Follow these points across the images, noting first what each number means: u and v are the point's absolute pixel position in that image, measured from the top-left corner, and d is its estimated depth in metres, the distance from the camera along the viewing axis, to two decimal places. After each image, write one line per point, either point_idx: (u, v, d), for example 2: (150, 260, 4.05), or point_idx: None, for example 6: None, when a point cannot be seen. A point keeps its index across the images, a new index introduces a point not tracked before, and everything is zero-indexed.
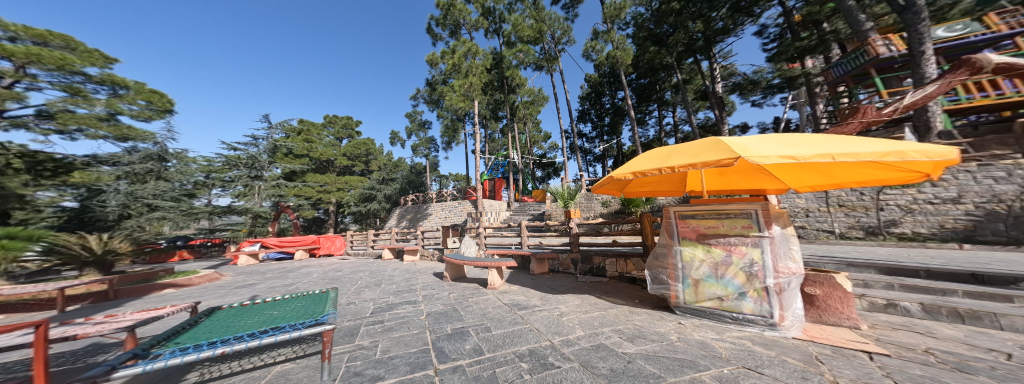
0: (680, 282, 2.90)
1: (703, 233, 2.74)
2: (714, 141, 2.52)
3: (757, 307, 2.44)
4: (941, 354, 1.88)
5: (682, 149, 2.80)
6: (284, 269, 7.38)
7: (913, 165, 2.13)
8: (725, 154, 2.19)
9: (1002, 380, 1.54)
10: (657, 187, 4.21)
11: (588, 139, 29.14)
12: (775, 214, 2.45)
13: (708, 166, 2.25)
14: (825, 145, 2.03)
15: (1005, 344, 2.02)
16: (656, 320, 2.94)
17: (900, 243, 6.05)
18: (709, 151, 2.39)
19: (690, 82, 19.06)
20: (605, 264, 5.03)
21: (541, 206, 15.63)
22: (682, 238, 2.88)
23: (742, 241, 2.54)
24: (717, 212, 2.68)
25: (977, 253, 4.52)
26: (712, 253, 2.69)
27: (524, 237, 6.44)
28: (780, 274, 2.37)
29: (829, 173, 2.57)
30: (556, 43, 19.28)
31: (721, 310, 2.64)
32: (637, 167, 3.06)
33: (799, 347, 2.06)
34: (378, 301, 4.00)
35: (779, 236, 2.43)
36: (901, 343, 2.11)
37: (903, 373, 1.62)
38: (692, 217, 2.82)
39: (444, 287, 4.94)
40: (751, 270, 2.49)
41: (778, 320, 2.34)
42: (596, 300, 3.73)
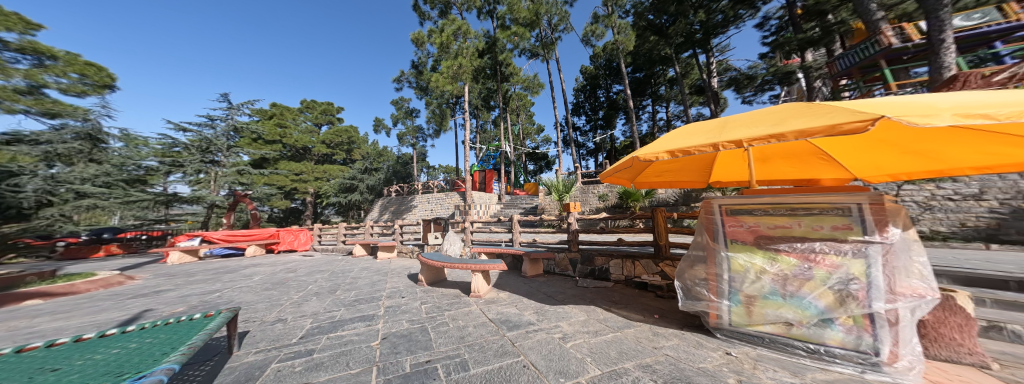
0: (727, 299, 2.15)
1: (766, 235, 2.04)
2: (801, 106, 1.76)
3: (853, 341, 1.72)
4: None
5: (744, 120, 2.03)
6: (223, 269, 6.18)
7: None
8: (840, 118, 1.43)
9: None
10: (678, 176, 3.46)
11: (582, 132, 28.56)
12: (890, 210, 1.72)
13: (811, 136, 1.48)
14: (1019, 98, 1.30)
15: None
16: (691, 347, 2.19)
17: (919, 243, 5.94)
18: (800, 117, 1.65)
19: (686, 76, 18.70)
20: (609, 266, 4.27)
21: (533, 199, 14.91)
22: (733, 240, 2.16)
23: (833, 247, 1.82)
24: (790, 206, 1.97)
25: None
26: (780, 262, 1.97)
27: (514, 233, 5.58)
28: (895, 297, 1.66)
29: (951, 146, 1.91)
30: (552, 30, 18.58)
31: (789, 339, 1.91)
32: (673, 144, 2.24)
33: None
34: (319, 318, 3.05)
35: (898, 242, 1.69)
36: None
37: None
38: (750, 213, 2.11)
39: (416, 294, 4.00)
40: (847, 290, 1.75)
41: (887, 361, 1.63)
42: (605, 314, 2.93)
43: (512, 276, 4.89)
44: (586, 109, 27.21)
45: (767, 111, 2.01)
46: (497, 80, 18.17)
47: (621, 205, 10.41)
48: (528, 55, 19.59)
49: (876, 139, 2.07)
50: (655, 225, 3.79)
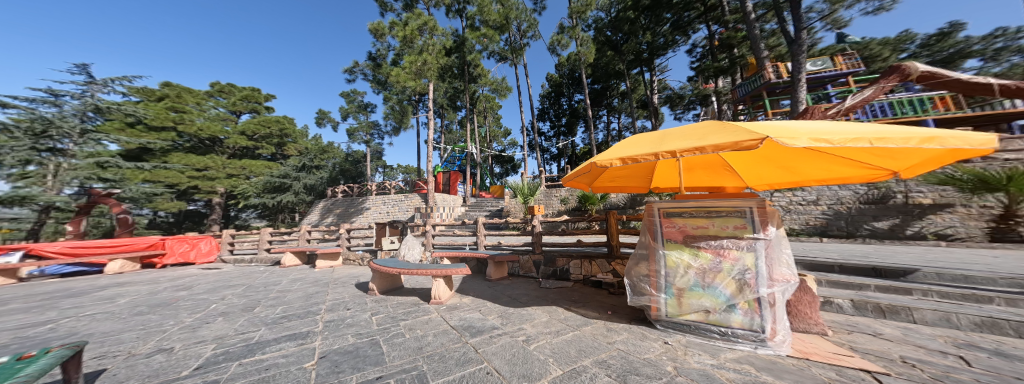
0: (663, 292, 2.44)
1: (691, 235, 2.36)
2: (718, 124, 2.09)
3: (749, 323, 2.10)
4: (918, 364, 1.74)
5: (678, 133, 2.31)
6: (73, 293, 4.76)
7: (904, 153, 2.08)
8: (742, 135, 1.74)
9: None
10: (628, 181, 3.80)
11: (546, 137, 29.39)
12: (770, 212, 2.17)
13: (722, 150, 1.78)
14: (852, 128, 1.77)
15: (937, 342, 2.08)
16: (638, 340, 2.41)
17: (797, 239, 7.67)
18: (715, 133, 1.96)
19: (634, 91, 20.69)
20: (569, 266, 4.49)
21: (500, 202, 14.89)
22: (666, 239, 2.46)
23: (735, 243, 2.20)
24: (707, 210, 2.32)
25: (877, 251, 5.43)
26: (700, 258, 2.31)
27: (479, 236, 5.48)
28: (774, 282, 2.08)
29: (814, 163, 2.50)
30: (521, 35, 18.87)
31: (707, 325, 2.25)
32: (622, 153, 2.44)
33: (805, 372, 1.70)
34: (226, 342, 2.56)
35: (775, 238, 2.14)
36: (874, 351, 1.94)
37: None
38: (680, 215, 2.42)
39: (365, 305, 3.65)
40: (743, 278, 2.15)
41: (771, 335, 2.03)
42: (566, 314, 3.06)
43: (475, 280, 4.80)
44: (550, 115, 28.10)
45: (692, 127, 2.34)
46: (464, 80, 17.71)
47: (581, 207, 11.04)
48: (497, 58, 19.69)
49: (764, 155, 2.59)
50: (608, 226, 4.09)
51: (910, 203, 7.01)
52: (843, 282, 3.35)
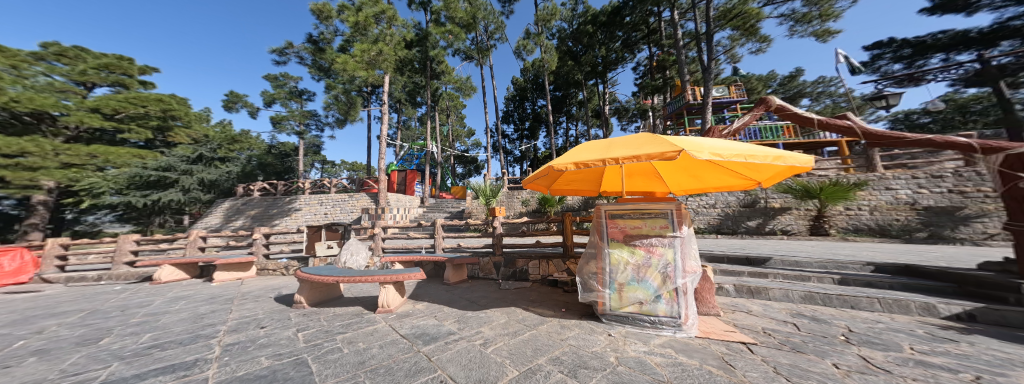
0: (608, 287, 2.76)
1: (629, 234, 2.76)
2: (649, 137, 2.48)
3: (671, 309, 2.52)
4: (773, 333, 2.47)
5: (621, 142, 2.59)
6: None
7: (769, 169, 2.81)
8: (665, 147, 2.16)
9: (826, 358, 1.97)
10: (580, 186, 4.02)
11: (510, 140, 29.62)
12: (684, 215, 2.67)
13: (652, 159, 2.14)
14: (735, 147, 2.39)
15: (784, 314, 2.97)
16: (587, 334, 2.55)
17: (718, 238, 8.90)
18: (651, 145, 2.32)
19: (590, 101, 21.86)
20: (528, 267, 4.53)
21: (461, 203, 14.69)
22: (611, 239, 2.82)
23: (660, 241, 2.65)
24: (641, 212, 2.74)
25: (777, 248, 6.54)
26: (636, 254, 2.72)
27: (439, 239, 5.30)
28: (687, 273, 2.57)
29: (714, 174, 3.18)
30: (487, 37, 18.81)
31: (640, 315, 2.62)
32: (575, 158, 2.59)
33: (706, 349, 2.15)
34: (68, 378, 1.96)
35: (688, 236, 2.65)
36: (748, 325, 2.70)
37: (784, 366, 1.86)
38: (621, 217, 2.81)
39: (291, 321, 3.17)
40: (665, 271, 2.60)
41: (687, 318, 2.48)
42: (523, 314, 3.09)
43: (431, 284, 4.59)
44: (515, 118, 28.42)
45: (631, 138, 2.68)
46: (425, 76, 17.14)
47: (541, 210, 11.39)
48: (462, 56, 19.37)
49: (687, 164, 3.03)
50: (564, 227, 4.24)
51: (767, 206, 9.16)
52: (729, 270, 4.54)
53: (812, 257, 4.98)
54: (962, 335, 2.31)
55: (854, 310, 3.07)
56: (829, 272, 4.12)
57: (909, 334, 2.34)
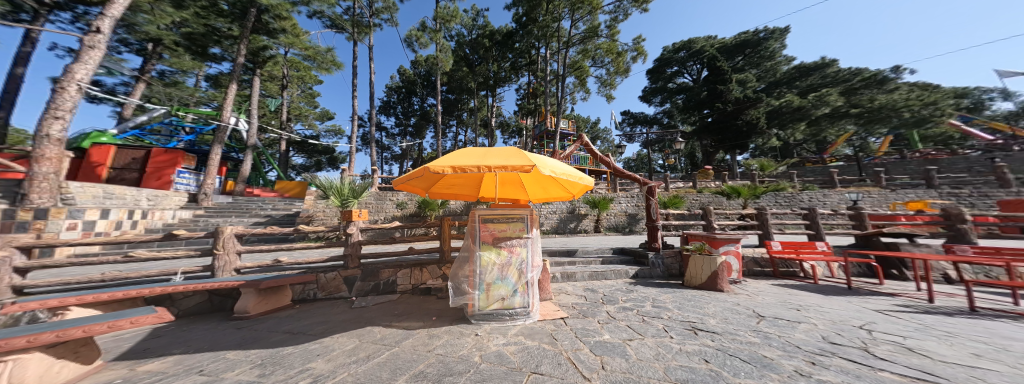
0: (477, 289, 2.89)
1: (497, 237, 2.99)
2: (516, 151, 2.82)
3: (525, 301, 2.99)
4: (578, 307, 3.88)
5: (495, 152, 2.78)
6: None
7: (581, 189, 3.88)
8: (526, 162, 2.53)
9: (608, 325, 3.13)
10: (453, 190, 3.97)
11: (388, 134, 26.77)
12: (536, 219, 3.22)
13: (516, 171, 2.45)
14: (564, 167, 3.14)
15: (585, 293, 4.62)
16: (455, 339, 2.53)
17: (562, 239, 11.12)
18: (517, 158, 2.66)
19: (480, 110, 22.53)
20: (396, 277, 4.11)
21: (292, 205, 11.52)
22: (482, 242, 2.95)
23: (519, 241, 3.05)
24: (507, 216, 3.04)
25: (598, 246, 8.81)
26: (501, 255, 2.99)
27: (230, 258, 3.80)
28: (535, 267, 3.12)
29: (550, 189, 4.02)
30: (372, 14, 16.62)
31: (502, 310, 2.93)
32: (453, 161, 2.53)
33: (542, 329, 2.77)
34: None
35: (537, 237, 3.20)
36: (566, 305, 4.01)
37: (588, 338, 2.70)
38: (492, 222, 3.00)
39: None
40: (521, 267, 3.04)
41: (535, 307, 3.03)
42: (384, 332, 2.71)
43: (196, 327, 3.03)
44: (397, 111, 25.85)
45: (502, 150, 2.92)
46: (262, 31, 12.94)
47: (418, 213, 10.86)
48: (334, 25, 16.03)
49: (542, 177, 3.58)
50: (442, 232, 4.08)
51: (578, 213, 13.15)
52: (557, 261, 6.40)
53: (595, 248, 7.93)
54: (635, 287, 5.05)
55: (606, 279, 5.71)
56: (598, 257, 6.87)
57: (626, 293, 4.65)
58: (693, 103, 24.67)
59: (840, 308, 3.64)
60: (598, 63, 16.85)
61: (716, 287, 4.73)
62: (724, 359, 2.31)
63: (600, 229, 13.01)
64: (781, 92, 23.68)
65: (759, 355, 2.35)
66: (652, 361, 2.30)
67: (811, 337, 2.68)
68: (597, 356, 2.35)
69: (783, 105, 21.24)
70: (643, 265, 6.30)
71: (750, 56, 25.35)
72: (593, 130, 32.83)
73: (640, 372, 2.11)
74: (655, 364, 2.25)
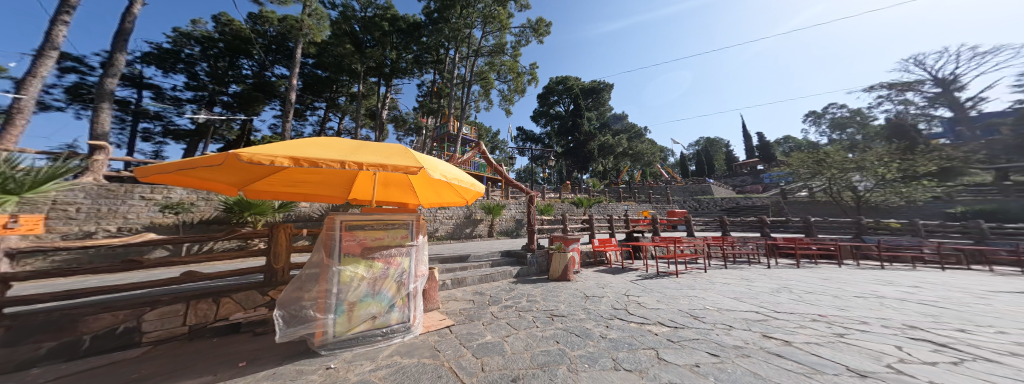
0: (333, 312, 2.33)
1: (368, 246, 2.51)
2: (402, 149, 2.48)
3: (403, 316, 2.65)
4: (464, 312, 3.79)
5: (372, 148, 2.36)
6: None
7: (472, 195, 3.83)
8: (411, 163, 2.22)
9: (489, 326, 3.19)
10: (312, 187, 3.22)
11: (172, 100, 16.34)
12: (422, 226, 2.93)
13: (397, 171, 2.10)
14: (456, 171, 3.01)
15: (470, 298, 4.59)
16: (292, 379, 1.94)
17: (445, 244, 10.98)
18: (401, 158, 2.31)
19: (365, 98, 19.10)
20: (146, 322, 2.67)
21: None
22: (344, 254, 2.39)
23: (399, 249, 2.66)
24: (385, 222, 2.62)
25: (482, 250, 9.05)
26: (373, 268, 2.52)
27: None
28: (419, 277, 2.83)
29: (440, 194, 3.82)
30: None
31: (372, 331, 2.49)
32: (304, 151, 1.97)
33: (422, 344, 2.53)
34: None
35: (422, 244, 2.92)
36: (451, 311, 3.84)
37: (470, 342, 2.67)
38: (362, 228, 2.50)
39: None
40: (400, 279, 2.66)
41: (415, 321, 2.74)
42: None
43: None
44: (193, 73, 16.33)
45: (381, 147, 2.51)
46: None
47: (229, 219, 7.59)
48: None
49: (436, 181, 3.36)
50: (272, 246, 3.09)
51: (474, 218, 13.44)
52: (447, 268, 6.15)
53: (485, 252, 8.13)
54: (515, 285, 5.47)
55: (493, 280, 5.92)
56: (485, 260, 7.09)
57: (508, 293, 4.87)
58: (562, 130, 31.57)
59: (648, 288, 5.05)
60: (501, 77, 17.92)
61: (563, 278, 5.84)
62: (569, 339, 2.84)
63: (493, 233, 13.86)
64: (610, 132, 32.30)
65: (585, 327, 3.17)
66: (524, 352, 2.51)
67: (609, 307, 3.95)
68: (478, 358, 2.32)
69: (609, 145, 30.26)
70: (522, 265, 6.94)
71: (598, 99, 33.21)
72: (493, 140, 34.67)
73: (513, 365, 2.22)
74: (525, 354, 2.47)
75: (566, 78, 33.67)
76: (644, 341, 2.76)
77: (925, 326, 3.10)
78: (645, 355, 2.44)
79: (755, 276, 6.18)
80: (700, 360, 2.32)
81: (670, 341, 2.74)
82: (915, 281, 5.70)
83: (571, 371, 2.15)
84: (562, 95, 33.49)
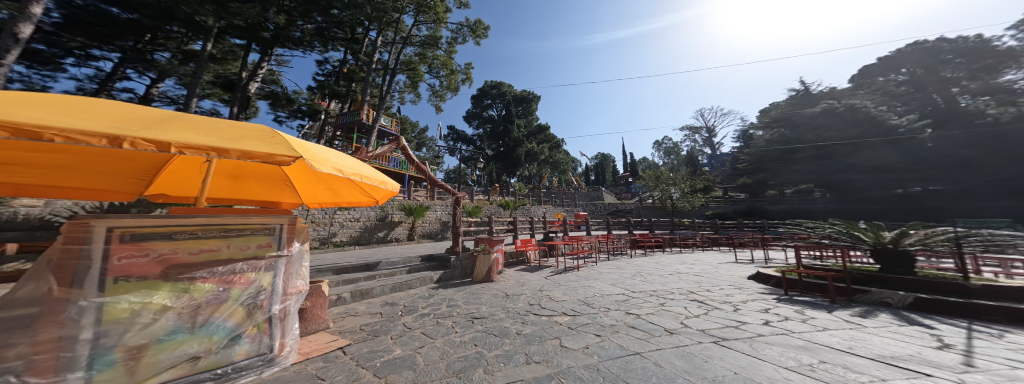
0: (89, 368, 1.37)
1: (180, 263, 1.66)
2: (267, 132, 1.86)
3: (250, 351, 1.92)
4: (365, 328, 3.29)
5: (208, 126, 1.66)
6: None
7: (381, 192, 3.31)
8: (278, 149, 1.65)
9: (395, 339, 2.90)
10: (106, 178, 2.25)
11: None
12: (298, 229, 2.28)
13: (251, 159, 1.52)
14: (354, 165, 2.50)
15: (375, 309, 4.05)
16: None
17: (344, 253, 9.64)
18: (253, 140, 1.67)
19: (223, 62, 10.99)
20: None
21: None
22: (111, 279, 1.44)
23: (250, 264, 1.91)
24: (223, 229, 1.85)
25: (396, 256, 8.14)
26: (191, 293, 1.67)
27: None
28: (290, 295, 2.16)
29: (333, 190, 3.20)
30: None
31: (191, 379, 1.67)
32: (45, 120, 1.21)
33: (301, 374, 2.05)
34: None
35: (296, 253, 2.26)
36: (346, 329, 3.27)
37: (366, 359, 2.38)
38: (167, 238, 1.64)
39: None
40: (254, 301, 1.91)
41: (276, 352, 2.04)
42: None
43: None
44: None
45: (223, 124, 1.78)
46: None
47: None
48: None
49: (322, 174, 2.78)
50: None
51: (391, 220, 13.27)
52: (349, 279, 5.38)
53: (402, 258, 7.70)
54: (436, 291, 5.09)
55: (410, 288, 5.36)
56: (404, 266, 6.53)
57: (423, 300, 4.53)
58: (495, 133, 32.83)
59: (560, 282, 5.53)
60: (433, 71, 16.33)
61: (488, 278, 5.79)
62: (487, 340, 2.80)
63: (415, 236, 13.95)
64: (536, 141, 33.64)
65: (503, 326, 3.19)
66: (439, 361, 2.32)
67: (525, 304, 4.09)
68: (382, 378, 2.04)
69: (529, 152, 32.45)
70: (445, 269, 6.52)
71: (527, 108, 34.63)
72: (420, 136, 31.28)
73: (424, 378, 2.05)
74: (441, 363, 2.29)
75: (500, 83, 34.46)
76: (552, 332, 2.96)
77: (695, 290, 4.60)
78: (551, 345, 2.60)
79: (637, 265, 7.68)
80: (589, 342, 2.63)
81: (570, 329, 3.02)
82: (692, 259, 8.56)
83: (487, 373, 2.10)
84: (495, 99, 34.47)
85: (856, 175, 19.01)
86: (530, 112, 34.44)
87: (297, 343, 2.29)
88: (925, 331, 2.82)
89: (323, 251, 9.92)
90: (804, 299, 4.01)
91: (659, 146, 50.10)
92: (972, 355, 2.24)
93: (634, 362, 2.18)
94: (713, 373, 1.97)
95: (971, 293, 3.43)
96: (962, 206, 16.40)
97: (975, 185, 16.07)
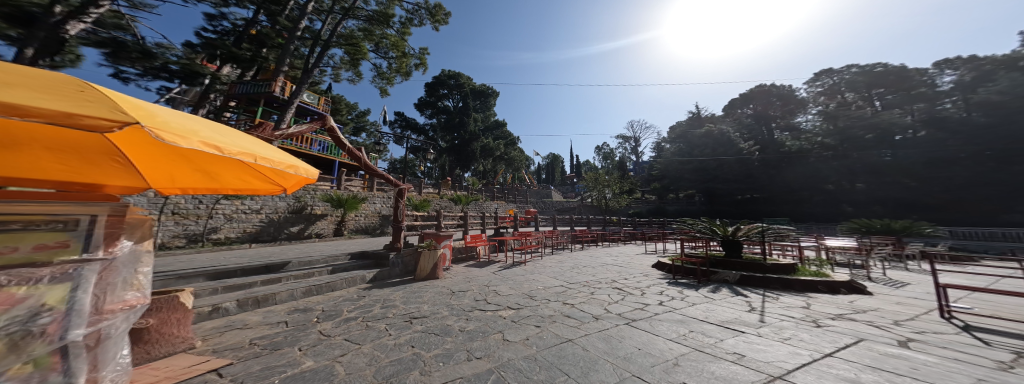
0: None
1: None
2: (73, 82, 1.30)
3: None
4: (258, 341, 2.70)
5: None
6: None
7: (288, 176, 2.76)
8: (87, 110, 1.16)
9: (300, 350, 2.47)
10: None
11: None
12: (127, 223, 1.68)
13: (29, 118, 1.02)
14: (239, 143, 1.99)
15: (277, 318, 3.38)
16: None
17: (234, 252, 7.78)
18: (29, 91, 1.14)
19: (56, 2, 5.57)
20: None
21: None
22: None
23: (18, 275, 1.12)
24: None
25: (316, 255, 6.99)
26: None
27: None
28: (108, 315, 1.47)
29: (210, 171, 2.50)
30: None
31: None
32: None
33: None
34: None
35: (124, 255, 1.63)
36: (219, 347, 2.59)
37: (252, 376, 1.99)
38: None
39: None
40: (28, 328, 1.10)
41: None
42: None
43: None
44: None
45: None
46: None
47: None
48: None
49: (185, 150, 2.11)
50: None
51: (310, 213, 11.27)
52: (237, 284, 4.35)
53: (322, 256, 6.64)
54: (367, 293, 4.54)
55: (333, 291, 4.65)
56: (325, 266, 5.70)
57: (347, 303, 4.00)
58: (448, 124, 31.05)
59: (507, 277, 5.61)
60: (380, 51, 13.58)
61: (432, 276, 5.42)
62: (426, 340, 2.63)
63: (342, 232, 12.10)
64: (491, 136, 32.78)
65: (445, 324, 3.05)
66: (364, 369, 2.06)
67: (471, 300, 4.02)
68: None
69: (482, 147, 31.19)
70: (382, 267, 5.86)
71: (485, 103, 33.46)
72: (359, 119, 26.07)
73: None
74: (367, 370, 2.04)
75: (459, 74, 32.25)
76: (495, 326, 2.97)
77: (617, 279, 5.28)
78: (493, 340, 2.60)
79: (578, 258, 8.39)
80: (529, 334, 2.73)
81: (513, 322, 3.09)
82: (619, 252, 9.89)
83: (423, 374, 1.98)
84: (452, 90, 32.09)
85: (718, 183, 24.77)
86: (486, 107, 33.52)
87: (124, 370, 1.67)
88: (744, 299, 3.91)
89: (195, 251, 7.71)
90: (685, 281, 5.09)
91: (601, 151, 55.42)
92: (765, 313, 3.21)
93: (566, 349, 2.37)
94: (624, 351, 2.29)
95: (769, 269, 4.85)
96: (777, 209, 23.01)
97: (778, 195, 22.91)
